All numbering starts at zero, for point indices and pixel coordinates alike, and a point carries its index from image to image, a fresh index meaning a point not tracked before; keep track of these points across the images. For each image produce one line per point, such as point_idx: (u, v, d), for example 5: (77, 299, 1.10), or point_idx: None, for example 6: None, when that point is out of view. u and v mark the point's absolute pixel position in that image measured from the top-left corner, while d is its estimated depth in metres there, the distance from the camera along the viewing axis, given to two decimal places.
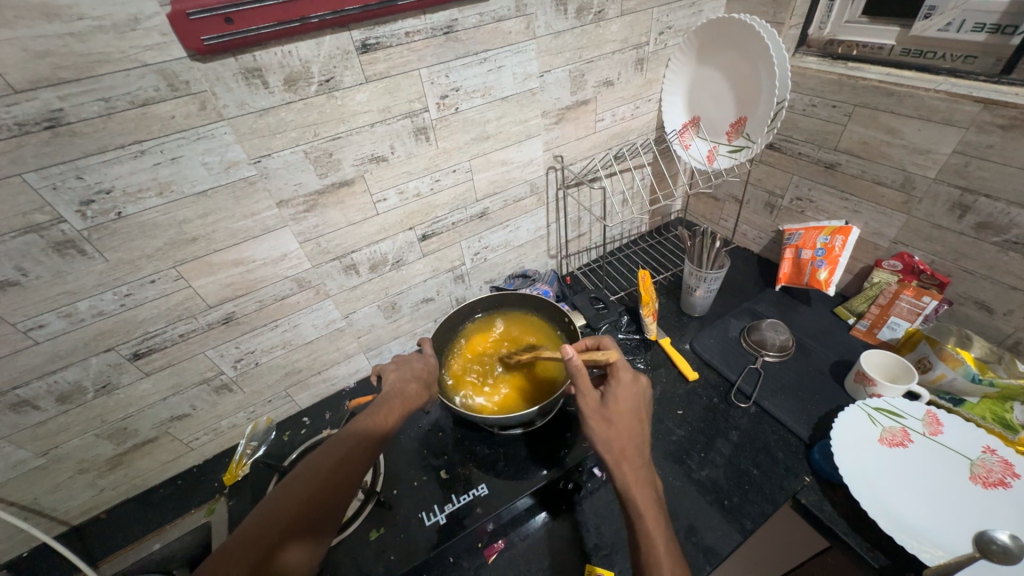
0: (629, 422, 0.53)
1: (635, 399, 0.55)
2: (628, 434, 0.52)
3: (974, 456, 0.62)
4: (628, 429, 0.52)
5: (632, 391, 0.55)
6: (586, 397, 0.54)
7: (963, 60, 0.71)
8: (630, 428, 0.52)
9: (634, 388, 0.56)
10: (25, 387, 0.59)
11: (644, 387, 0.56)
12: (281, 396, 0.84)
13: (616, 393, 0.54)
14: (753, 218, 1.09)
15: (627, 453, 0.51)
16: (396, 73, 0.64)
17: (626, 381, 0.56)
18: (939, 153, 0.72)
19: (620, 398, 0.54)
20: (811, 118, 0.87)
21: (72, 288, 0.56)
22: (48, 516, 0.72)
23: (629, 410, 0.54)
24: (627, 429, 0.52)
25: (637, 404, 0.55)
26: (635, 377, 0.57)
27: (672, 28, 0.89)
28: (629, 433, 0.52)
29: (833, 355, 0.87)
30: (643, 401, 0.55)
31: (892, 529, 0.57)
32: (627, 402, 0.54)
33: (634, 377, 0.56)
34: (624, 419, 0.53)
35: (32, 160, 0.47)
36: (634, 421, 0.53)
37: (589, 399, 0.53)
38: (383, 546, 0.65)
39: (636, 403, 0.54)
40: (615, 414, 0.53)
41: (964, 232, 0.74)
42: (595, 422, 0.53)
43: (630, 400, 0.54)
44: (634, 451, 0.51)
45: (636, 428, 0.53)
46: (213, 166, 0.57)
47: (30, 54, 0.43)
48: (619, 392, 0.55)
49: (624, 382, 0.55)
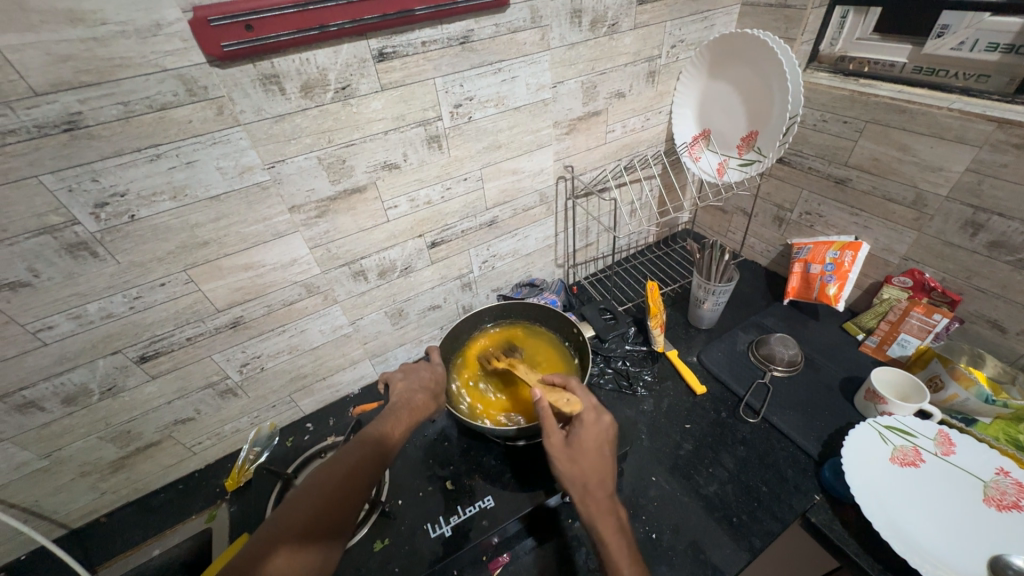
0: (594, 461, 0.53)
1: (600, 435, 0.55)
2: (593, 471, 0.52)
3: (987, 477, 0.62)
4: (594, 467, 0.52)
5: (595, 427, 0.55)
6: (550, 437, 0.54)
7: (976, 79, 0.71)
8: (597, 464, 0.52)
9: (598, 427, 0.55)
10: (31, 389, 0.58)
11: (608, 422, 0.56)
12: (285, 401, 0.84)
13: (581, 434, 0.54)
14: (761, 232, 1.09)
15: (592, 488, 0.51)
16: (412, 81, 0.64)
17: (590, 419, 0.56)
18: (951, 171, 0.72)
19: (583, 436, 0.55)
20: (822, 134, 0.87)
21: (82, 290, 0.55)
22: (48, 519, 0.72)
23: (594, 448, 0.54)
24: (593, 467, 0.52)
25: (602, 440, 0.55)
26: (599, 415, 0.57)
27: (684, 41, 0.90)
28: (594, 470, 0.52)
29: (843, 371, 0.86)
30: (608, 438, 0.55)
31: (907, 552, 0.56)
32: (591, 441, 0.54)
33: (598, 415, 0.57)
34: (589, 456, 0.53)
35: (49, 162, 0.47)
36: (598, 458, 0.53)
37: (553, 440, 0.54)
38: (386, 557, 0.64)
39: (601, 441, 0.55)
40: (581, 452, 0.53)
41: (976, 251, 0.73)
42: (558, 461, 0.53)
43: (594, 437, 0.55)
44: (598, 485, 0.51)
45: (603, 464, 0.53)
46: (228, 171, 0.57)
47: (53, 58, 0.44)
48: (582, 430, 0.55)
49: (588, 419, 0.55)
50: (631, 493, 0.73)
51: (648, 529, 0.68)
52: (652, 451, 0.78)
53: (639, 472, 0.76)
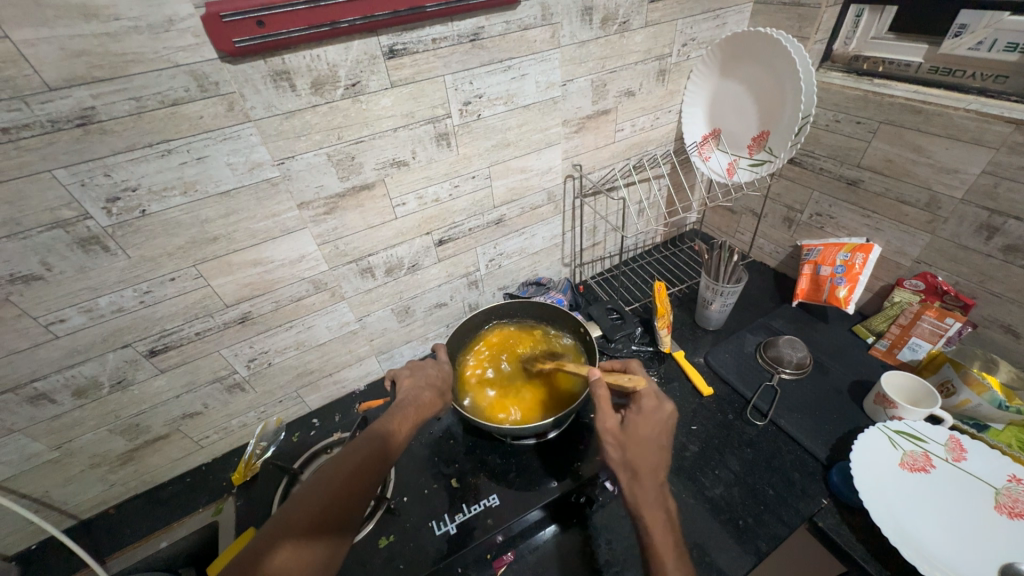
0: (647, 448, 0.53)
1: (657, 423, 0.55)
2: (644, 459, 0.52)
3: (999, 484, 0.61)
4: (646, 455, 0.52)
5: (653, 413, 0.55)
6: (606, 419, 0.55)
7: (994, 79, 0.70)
8: (648, 453, 0.52)
9: (655, 415, 0.55)
10: (43, 381, 0.59)
11: (668, 411, 0.56)
12: (292, 397, 0.84)
13: (636, 421, 0.55)
14: (771, 233, 1.08)
15: (642, 476, 0.51)
16: (421, 78, 0.64)
17: (647, 406, 0.56)
18: (967, 173, 0.71)
19: (639, 422, 0.55)
20: (834, 134, 0.86)
21: (93, 284, 0.56)
22: (58, 509, 0.72)
23: (650, 435, 0.54)
24: (646, 455, 0.52)
25: (658, 429, 0.55)
26: (658, 404, 0.56)
27: (695, 40, 0.89)
28: (647, 458, 0.52)
29: (852, 374, 0.85)
30: (665, 427, 0.55)
31: (916, 558, 0.55)
32: (645, 428, 0.54)
33: (658, 402, 0.56)
34: (643, 442, 0.53)
35: (63, 156, 0.48)
36: (653, 445, 0.53)
37: (607, 422, 0.54)
38: (391, 554, 0.64)
39: (657, 429, 0.54)
40: (635, 438, 0.53)
41: (991, 254, 0.72)
42: (611, 444, 0.53)
43: (650, 425, 0.54)
44: (649, 473, 0.51)
45: (655, 452, 0.53)
46: (238, 167, 0.57)
47: (66, 53, 0.44)
48: (638, 417, 0.55)
49: (647, 405, 0.56)
50: None
51: None
52: None
53: None
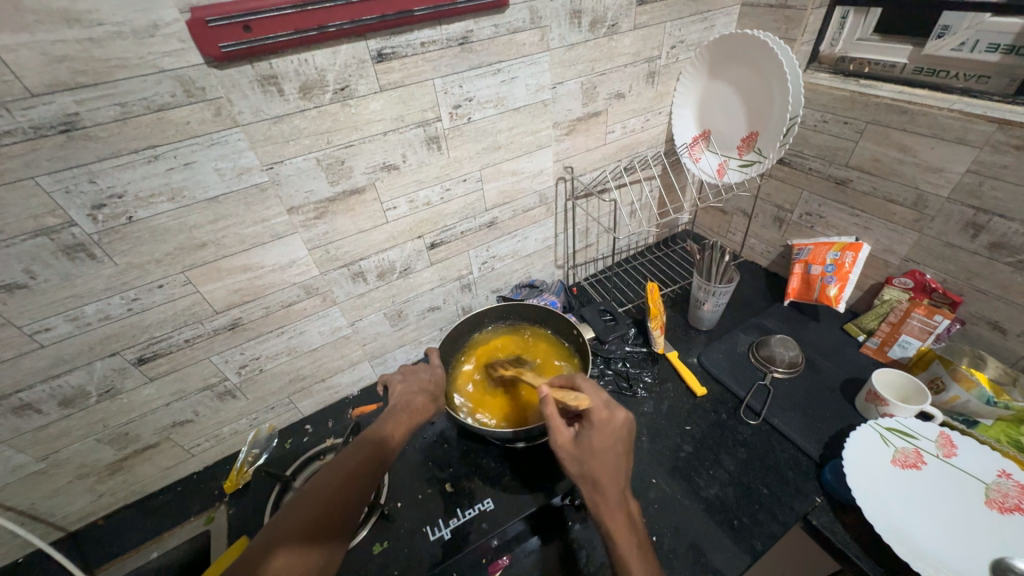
0: (603, 461, 0.50)
1: (613, 434, 0.52)
2: (601, 472, 0.50)
3: (989, 480, 0.61)
4: (603, 469, 0.50)
5: (607, 426, 0.52)
6: (558, 436, 0.52)
7: (977, 79, 0.71)
8: (605, 466, 0.50)
9: (608, 427, 0.52)
10: (28, 391, 0.58)
11: (621, 421, 0.52)
12: (284, 403, 0.83)
13: (590, 435, 0.51)
14: (761, 232, 1.09)
15: (602, 488, 0.49)
16: (411, 82, 0.64)
17: (599, 420, 0.52)
18: (952, 172, 0.71)
19: (593, 437, 0.51)
20: (822, 134, 0.87)
21: (80, 291, 0.55)
22: (45, 522, 0.71)
23: (605, 449, 0.51)
24: (602, 468, 0.50)
25: (615, 440, 0.52)
26: (609, 414, 0.52)
27: (684, 42, 0.90)
28: (604, 470, 0.50)
29: (844, 372, 0.86)
30: (622, 437, 0.52)
31: (909, 555, 0.55)
32: (599, 442, 0.51)
33: (609, 414, 0.52)
34: (597, 456, 0.50)
35: (46, 163, 0.47)
36: (608, 457, 0.51)
37: (560, 439, 0.52)
38: (385, 561, 0.64)
39: (611, 441, 0.51)
40: (589, 452, 0.51)
41: (977, 252, 0.73)
42: (565, 460, 0.52)
43: (605, 438, 0.51)
44: (606, 485, 0.50)
45: (611, 463, 0.50)
46: (226, 172, 0.57)
47: (48, 59, 0.43)
48: (592, 433, 0.51)
49: (598, 419, 0.52)
50: (631, 495, 0.73)
51: (649, 531, 0.68)
52: (652, 453, 0.78)
53: (639, 473, 0.75)
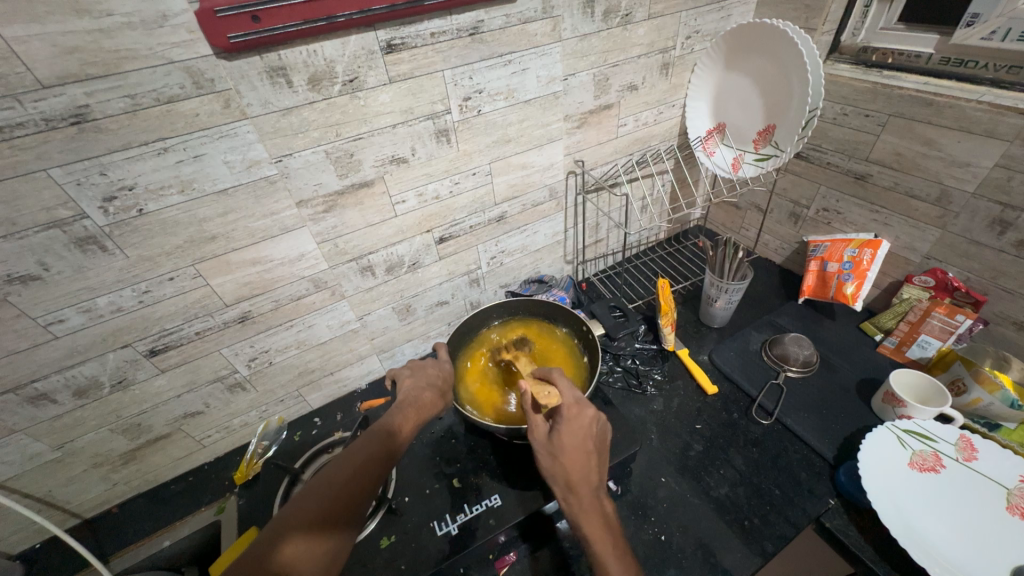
0: (574, 459, 0.50)
1: (584, 431, 0.51)
2: (574, 470, 0.49)
3: (1010, 484, 0.59)
4: (573, 466, 0.49)
5: (577, 423, 0.52)
6: (533, 432, 0.53)
7: (1009, 70, 0.67)
8: (577, 465, 0.50)
9: (579, 424, 0.51)
10: (43, 381, 0.59)
11: (591, 417, 0.52)
12: (293, 396, 0.84)
13: (561, 432, 0.51)
14: (776, 228, 1.06)
15: (574, 487, 0.49)
16: (420, 74, 0.63)
17: (569, 416, 0.52)
18: (979, 167, 0.69)
19: (564, 433, 0.51)
20: (841, 127, 0.84)
21: (92, 283, 0.56)
22: (61, 509, 0.73)
23: (577, 446, 0.50)
24: (573, 466, 0.50)
25: (586, 437, 0.51)
26: (580, 410, 0.53)
27: (699, 32, 0.87)
28: (574, 469, 0.49)
29: (860, 372, 0.84)
30: (592, 434, 0.51)
31: (927, 561, 0.54)
32: (570, 439, 0.50)
33: (580, 410, 0.52)
34: (568, 453, 0.50)
35: (58, 155, 0.47)
36: (581, 455, 0.50)
37: (534, 435, 0.53)
38: (392, 555, 0.64)
39: (582, 438, 0.51)
40: (559, 450, 0.50)
41: (1004, 250, 0.70)
42: (539, 457, 0.52)
43: (575, 435, 0.51)
44: (579, 485, 0.49)
45: (582, 461, 0.50)
46: (235, 164, 0.56)
47: (59, 50, 0.43)
48: (563, 429, 0.51)
49: (569, 416, 0.52)
50: (639, 493, 0.72)
51: (657, 530, 0.67)
52: (661, 451, 0.77)
53: (648, 472, 0.75)
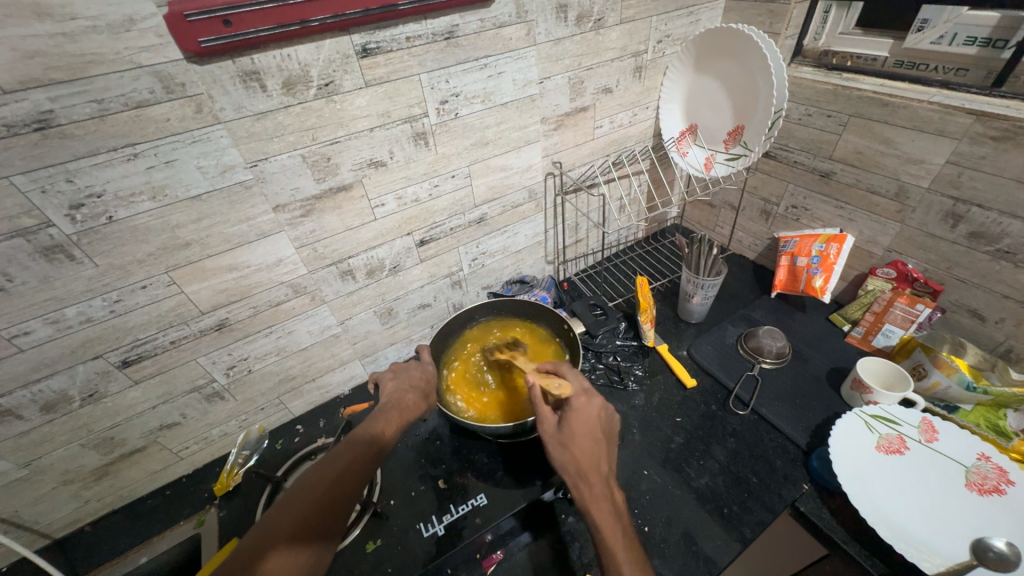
0: (586, 445, 0.52)
1: (593, 418, 0.55)
2: (584, 456, 0.52)
3: (969, 462, 0.63)
4: (584, 451, 0.52)
5: (587, 412, 0.55)
6: (543, 422, 0.54)
7: (955, 72, 0.72)
8: (587, 451, 0.52)
9: (591, 412, 0.55)
10: (8, 397, 0.57)
11: (599, 406, 0.56)
12: (274, 403, 0.83)
13: (573, 420, 0.54)
14: (749, 226, 1.10)
15: (585, 472, 0.51)
16: (397, 77, 0.63)
17: (581, 405, 0.55)
18: (932, 164, 0.73)
19: (576, 421, 0.54)
20: (806, 128, 0.88)
21: (59, 294, 0.54)
22: (30, 529, 0.70)
23: (586, 433, 0.53)
24: (584, 453, 0.52)
25: (594, 424, 0.55)
26: (590, 400, 0.56)
27: (670, 37, 0.90)
28: (586, 454, 0.52)
29: (830, 361, 0.88)
30: (601, 421, 0.55)
31: (894, 539, 0.57)
32: (582, 426, 0.54)
33: (589, 399, 0.56)
34: (579, 440, 0.53)
35: (20, 162, 0.46)
36: (590, 441, 0.53)
37: (544, 426, 0.54)
38: (379, 559, 0.64)
39: (592, 426, 0.54)
40: (572, 437, 0.53)
41: (957, 241, 0.75)
42: (549, 447, 0.53)
43: (585, 421, 0.54)
44: (592, 470, 0.51)
45: (594, 447, 0.53)
46: (208, 170, 0.56)
47: (20, 55, 0.42)
48: (573, 417, 0.54)
49: (579, 404, 0.55)
50: (623, 486, 0.73)
51: (641, 521, 0.69)
52: (643, 444, 0.79)
53: (632, 466, 0.76)
